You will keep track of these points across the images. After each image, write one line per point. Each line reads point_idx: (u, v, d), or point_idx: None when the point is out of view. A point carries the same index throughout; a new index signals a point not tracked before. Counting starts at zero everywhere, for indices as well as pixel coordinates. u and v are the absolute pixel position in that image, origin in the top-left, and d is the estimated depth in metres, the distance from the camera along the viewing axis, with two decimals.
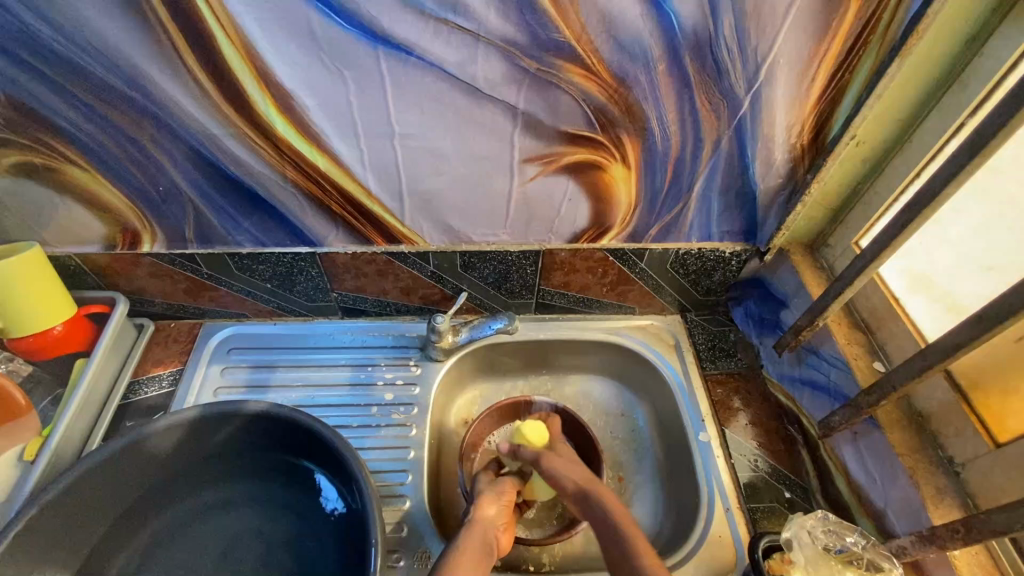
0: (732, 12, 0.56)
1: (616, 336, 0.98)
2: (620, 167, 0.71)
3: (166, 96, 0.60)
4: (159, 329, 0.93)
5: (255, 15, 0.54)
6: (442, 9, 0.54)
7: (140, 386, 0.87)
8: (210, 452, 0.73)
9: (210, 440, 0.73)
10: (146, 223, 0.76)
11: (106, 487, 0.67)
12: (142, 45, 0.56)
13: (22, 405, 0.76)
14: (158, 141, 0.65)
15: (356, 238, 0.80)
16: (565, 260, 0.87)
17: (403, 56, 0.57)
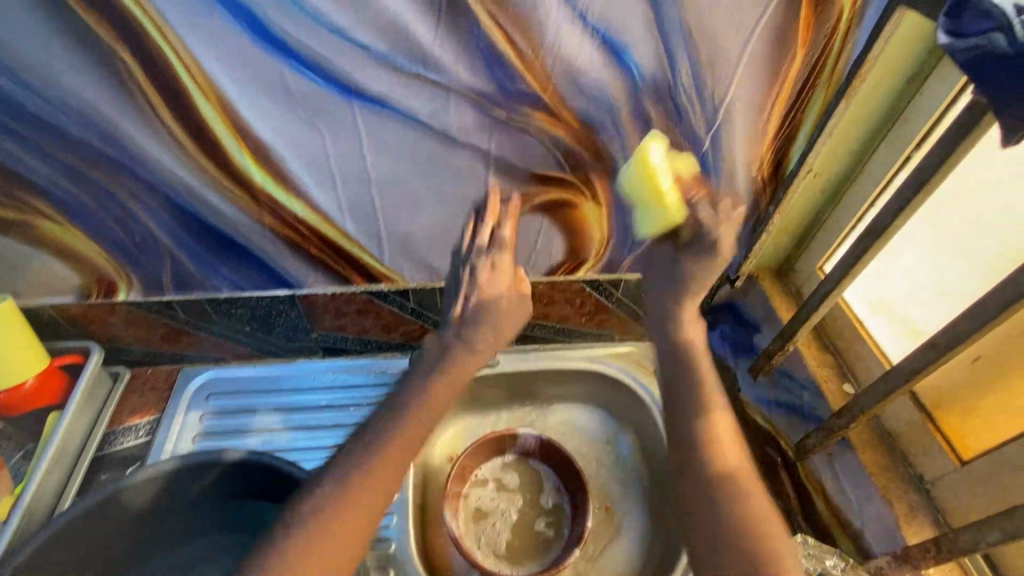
0: (689, 61, 0.59)
1: (596, 364, 0.99)
2: (591, 204, 0.74)
3: (141, 150, 0.61)
4: (136, 377, 0.91)
5: (230, 74, 0.55)
6: (412, 64, 0.56)
7: (116, 436, 0.86)
8: (183, 504, 0.71)
9: (184, 492, 0.70)
10: (123, 273, 0.76)
11: (81, 546, 0.65)
12: (116, 103, 0.56)
13: None
14: (134, 194, 0.65)
15: (335, 280, 0.81)
16: (543, 292, 0.89)
17: (376, 108, 0.59)
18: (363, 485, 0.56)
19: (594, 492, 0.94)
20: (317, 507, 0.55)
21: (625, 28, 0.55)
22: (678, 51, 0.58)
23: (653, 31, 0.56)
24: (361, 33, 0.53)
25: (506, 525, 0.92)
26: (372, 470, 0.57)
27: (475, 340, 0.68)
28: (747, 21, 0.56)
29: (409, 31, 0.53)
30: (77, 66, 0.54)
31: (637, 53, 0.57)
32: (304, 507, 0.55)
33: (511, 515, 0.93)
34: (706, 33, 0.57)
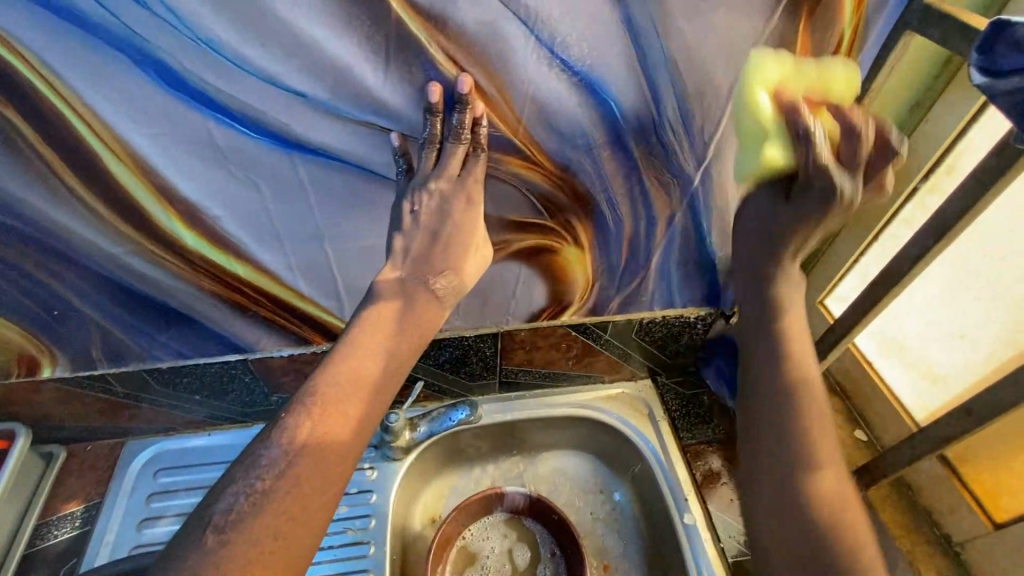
0: (674, 94, 0.52)
1: (588, 410, 0.92)
2: (573, 249, 0.67)
3: (47, 219, 0.52)
4: (73, 455, 0.81)
5: (144, 131, 0.47)
6: (361, 111, 0.48)
7: (49, 528, 0.75)
8: None
9: None
10: (45, 349, 0.66)
11: None
12: (9, 168, 0.48)
13: None
14: (44, 266, 0.56)
15: (292, 342, 0.71)
16: (525, 339, 0.82)
17: (322, 160, 0.51)
18: (285, 505, 0.44)
19: (590, 550, 0.87)
20: (251, 514, 0.43)
21: (601, 62, 0.49)
22: (662, 84, 0.51)
23: (633, 64, 0.49)
24: (296, 78, 0.45)
25: None
26: (300, 476, 0.45)
27: (421, 264, 0.55)
28: (736, 49, 0.50)
29: (353, 74, 0.46)
30: None
31: (616, 88, 0.51)
32: (220, 512, 0.43)
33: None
34: (692, 64, 0.50)
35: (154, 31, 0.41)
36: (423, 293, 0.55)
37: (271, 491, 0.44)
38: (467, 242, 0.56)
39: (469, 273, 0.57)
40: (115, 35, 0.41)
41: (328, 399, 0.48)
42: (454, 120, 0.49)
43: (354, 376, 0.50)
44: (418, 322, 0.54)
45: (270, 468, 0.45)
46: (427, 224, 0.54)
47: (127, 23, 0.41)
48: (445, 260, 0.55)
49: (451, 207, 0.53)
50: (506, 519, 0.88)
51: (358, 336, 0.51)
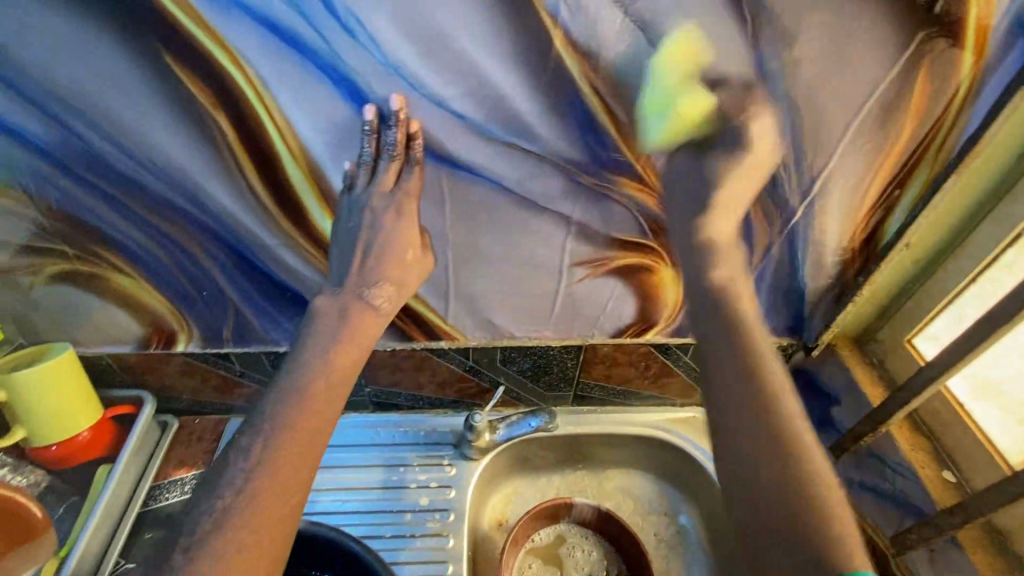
0: (792, 133, 0.56)
1: (658, 432, 0.94)
2: (669, 270, 0.70)
3: (224, 209, 0.59)
4: (183, 427, 0.88)
5: (323, 140, 0.54)
6: (508, 134, 0.54)
7: (162, 491, 0.81)
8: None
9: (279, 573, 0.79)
10: (185, 324, 0.74)
11: None
12: (204, 163, 0.55)
13: (39, 523, 0.66)
14: (207, 250, 0.64)
15: (396, 336, 0.80)
16: (607, 354, 0.85)
17: (464, 174, 0.57)
18: (247, 518, 0.47)
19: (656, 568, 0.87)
20: (212, 533, 0.46)
21: (729, 99, 0.53)
22: (782, 122, 0.55)
23: (757, 104, 0.54)
24: (459, 101, 0.51)
25: None
26: (258, 490, 0.48)
27: (366, 278, 0.57)
28: (856, 94, 0.54)
29: (508, 101, 0.52)
30: (167, 125, 0.52)
31: None
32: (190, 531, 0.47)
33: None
34: (813, 105, 0.54)
35: (353, 56, 0.48)
36: (358, 304, 0.57)
37: (229, 508, 0.47)
38: (400, 253, 0.58)
39: (407, 278, 0.58)
40: (321, 57, 0.48)
41: (283, 423, 0.51)
42: (388, 136, 0.53)
43: (306, 402, 0.52)
44: (358, 331, 0.56)
45: (229, 486, 0.48)
46: (361, 237, 0.56)
47: (333, 48, 0.48)
48: (377, 272, 0.57)
49: (382, 221, 0.56)
50: (574, 531, 0.90)
51: (314, 352, 0.55)
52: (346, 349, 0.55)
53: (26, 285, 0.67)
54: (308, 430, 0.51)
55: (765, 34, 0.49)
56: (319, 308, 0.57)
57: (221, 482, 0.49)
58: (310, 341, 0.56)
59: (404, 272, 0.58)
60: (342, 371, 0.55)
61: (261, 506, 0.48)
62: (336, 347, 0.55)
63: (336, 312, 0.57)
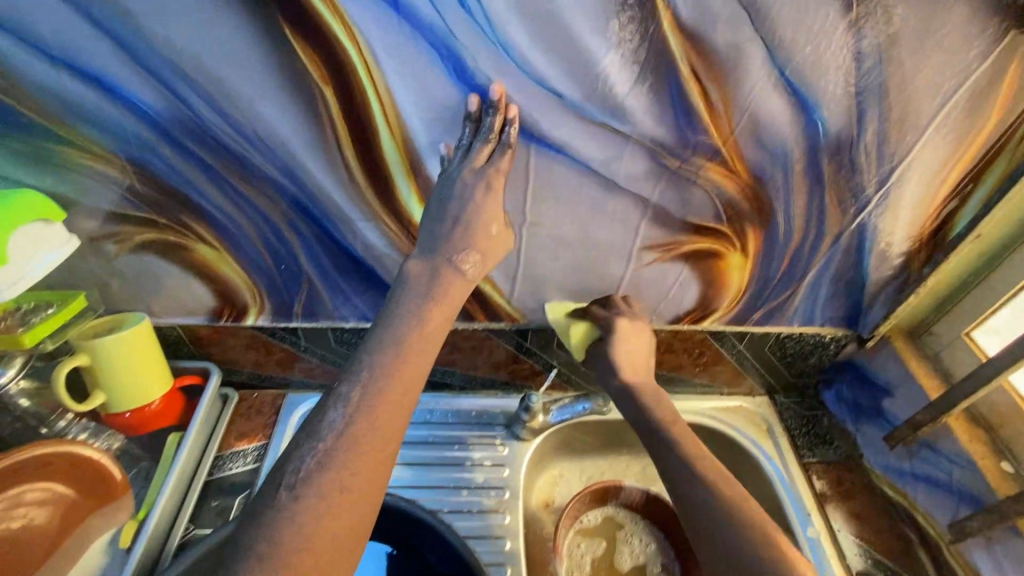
0: (877, 120, 0.57)
1: (716, 423, 0.92)
2: (737, 256, 0.72)
3: (315, 182, 0.60)
4: (243, 400, 0.89)
5: (421, 116, 0.56)
6: (601, 114, 0.55)
7: (225, 461, 0.82)
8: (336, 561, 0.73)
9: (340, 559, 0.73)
10: (257, 297, 0.76)
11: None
12: (305, 137, 0.57)
13: (121, 484, 0.68)
14: (292, 222, 0.65)
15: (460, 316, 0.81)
16: (664, 340, 0.86)
17: (553, 154, 0.59)
18: (350, 461, 0.45)
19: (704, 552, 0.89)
20: (317, 471, 0.45)
21: (821, 86, 0.55)
22: (869, 110, 0.57)
23: (848, 91, 0.55)
24: (559, 81, 0.53)
25: (628, 560, 0.88)
26: (359, 435, 0.47)
27: (457, 247, 0.57)
28: (945, 84, 0.55)
29: (607, 82, 0.53)
30: (276, 98, 0.54)
31: (828, 111, 0.56)
32: (290, 472, 0.44)
33: (637, 556, 0.88)
34: (902, 94, 0.56)
35: (465, 33, 0.50)
36: (448, 268, 0.57)
37: (332, 450, 0.46)
38: (487, 223, 0.58)
39: (492, 250, 0.59)
40: (434, 34, 0.50)
41: (382, 373, 0.50)
42: (486, 121, 0.55)
43: (401, 360, 0.51)
44: (447, 295, 0.56)
45: (330, 430, 0.47)
46: (453, 208, 0.56)
47: (447, 24, 0.49)
48: (467, 240, 0.57)
49: (473, 193, 0.56)
50: (622, 513, 0.92)
51: (408, 310, 0.54)
52: (437, 311, 0.55)
53: (110, 253, 0.68)
54: (405, 383, 0.50)
55: (867, 22, 0.51)
56: (409, 272, 0.57)
57: (321, 426, 0.47)
58: (403, 300, 0.55)
59: (491, 244, 0.59)
60: (432, 331, 0.54)
61: (364, 449, 0.46)
62: (428, 307, 0.55)
63: (425, 276, 0.57)
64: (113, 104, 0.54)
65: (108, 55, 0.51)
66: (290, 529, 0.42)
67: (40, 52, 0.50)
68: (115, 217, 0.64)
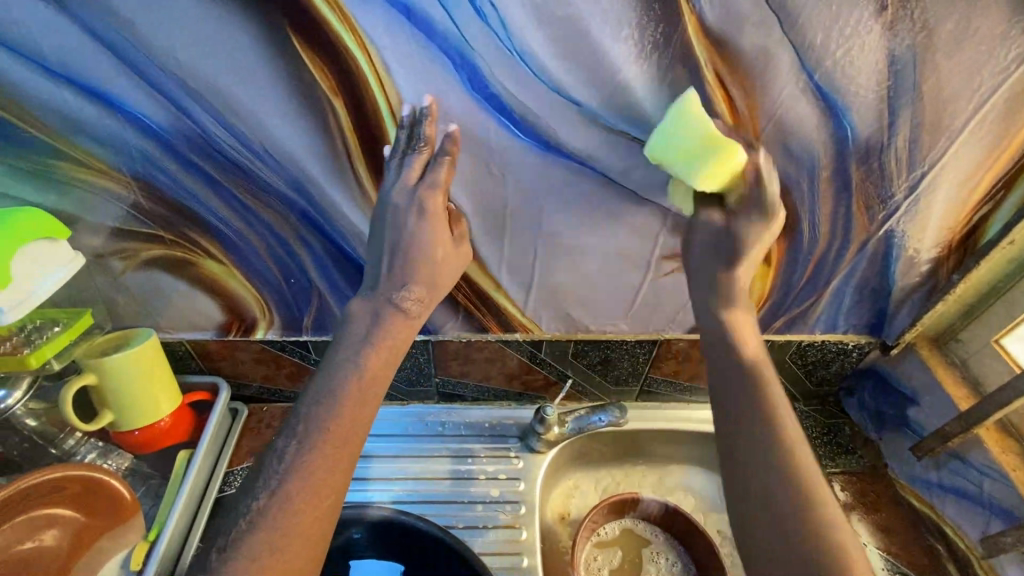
0: (910, 124, 0.55)
1: None
2: (760, 264, 0.69)
3: (326, 196, 0.59)
4: (252, 414, 0.88)
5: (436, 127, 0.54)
6: (622, 123, 0.53)
7: (236, 476, 0.80)
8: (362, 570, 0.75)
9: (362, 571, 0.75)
10: (267, 312, 0.74)
11: None
12: (315, 149, 0.55)
13: (131, 503, 0.66)
14: (303, 238, 0.63)
15: (472, 327, 0.79)
16: (681, 349, 0.83)
17: (571, 164, 0.57)
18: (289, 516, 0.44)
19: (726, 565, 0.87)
20: (247, 532, 0.43)
21: (852, 88, 0.52)
22: (902, 115, 0.54)
23: (879, 95, 0.53)
24: (577, 89, 0.51)
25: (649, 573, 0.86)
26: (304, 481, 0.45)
27: (399, 280, 0.53)
28: (982, 85, 0.53)
29: (628, 89, 0.51)
30: (285, 111, 0.52)
31: (858, 115, 0.54)
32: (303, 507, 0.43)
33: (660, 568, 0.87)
34: (937, 96, 0.53)
35: (481, 41, 0.48)
36: (390, 308, 0.53)
37: (265, 510, 0.44)
38: (435, 252, 0.54)
39: (438, 281, 0.55)
40: (447, 41, 0.48)
41: (316, 426, 0.47)
42: (419, 130, 0.52)
43: (343, 400, 0.48)
44: (391, 338, 0.52)
45: (264, 486, 0.45)
46: (391, 237, 0.53)
47: (462, 33, 0.47)
48: (409, 272, 0.53)
49: (408, 220, 0.52)
50: (641, 526, 0.90)
51: (349, 357, 0.51)
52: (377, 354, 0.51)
53: (116, 270, 0.67)
54: (342, 433, 0.47)
55: (900, 23, 0.48)
56: (352, 314, 0.53)
57: (258, 481, 0.46)
58: (342, 352, 0.51)
59: (439, 272, 0.54)
60: (376, 377, 0.51)
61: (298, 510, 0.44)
62: (368, 353, 0.51)
63: (369, 316, 0.53)
64: (118, 121, 0.52)
65: (110, 69, 0.49)
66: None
67: (41, 68, 0.48)
68: (122, 233, 0.63)
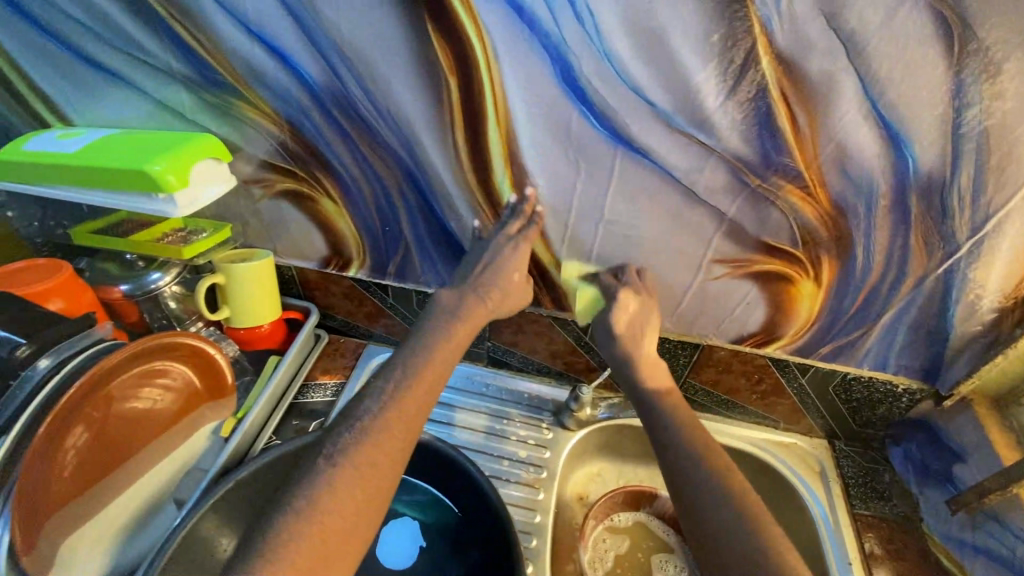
0: (975, 165, 0.57)
1: (760, 452, 0.94)
2: (809, 284, 0.73)
3: (428, 158, 0.71)
4: (331, 341, 1.03)
5: (527, 111, 0.63)
6: (689, 125, 0.60)
7: (310, 389, 0.94)
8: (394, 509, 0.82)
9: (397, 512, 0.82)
10: (361, 253, 0.88)
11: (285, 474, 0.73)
12: (426, 116, 0.66)
13: (230, 386, 0.82)
14: (403, 191, 0.76)
15: (529, 301, 0.88)
16: (723, 359, 0.87)
17: (638, 157, 0.64)
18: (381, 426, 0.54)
19: None
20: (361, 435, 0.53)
21: (915, 121, 0.56)
22: (966, 153, 0.57)
23: (943, 130, 0.56)
24: (654, 91, 0.58)
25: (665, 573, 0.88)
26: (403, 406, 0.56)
27: (484, 281, 0.70)
28: None
29: (699, 97, 0.58)
30: (408, 81, 0.64)
31: (920, 148, 0.57)
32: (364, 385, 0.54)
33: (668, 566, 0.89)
34: (1005, 139, 0.55)
35: (577, 40, 0.56)
36: (474, 297, 0.69)
37: (367, 428, 0.53)
38: (511, 272, 0.71)
39: (513, 293, 0.72)
40: (550, 38, 0.57)
41: (414, 368, 0.61)
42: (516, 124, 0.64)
43: (426, 364, 0.61)
44: (470, 317, 0.68)
45: (368, 412, 0.55)
46: (487, 258, 0.71)
47: (561, 31, 0.56)
48: (493, 282, 0.70)
49: (504, 250, 0.71)
50: (655, 522, 0.94)
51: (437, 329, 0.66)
52: (461, 327, 0.67)
53: (257, 196, 0.83)
54: (429, 382, 0.60)
55: (969, 64, 0.52)
56: (441, 300, 0.69)
57: (359, 410, 0.56)
58: (433, 321, 0.67)
59: (511, 291, 0.71)
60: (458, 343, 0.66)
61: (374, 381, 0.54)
62: (455, 325, 0.67)
63: (453, 304, 0.69)
64: (285, 73, 0.66)
65: (289, 31, 0.63)
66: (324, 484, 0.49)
67: (241, 24, 0.63)
68: (267, 165, 0.78)
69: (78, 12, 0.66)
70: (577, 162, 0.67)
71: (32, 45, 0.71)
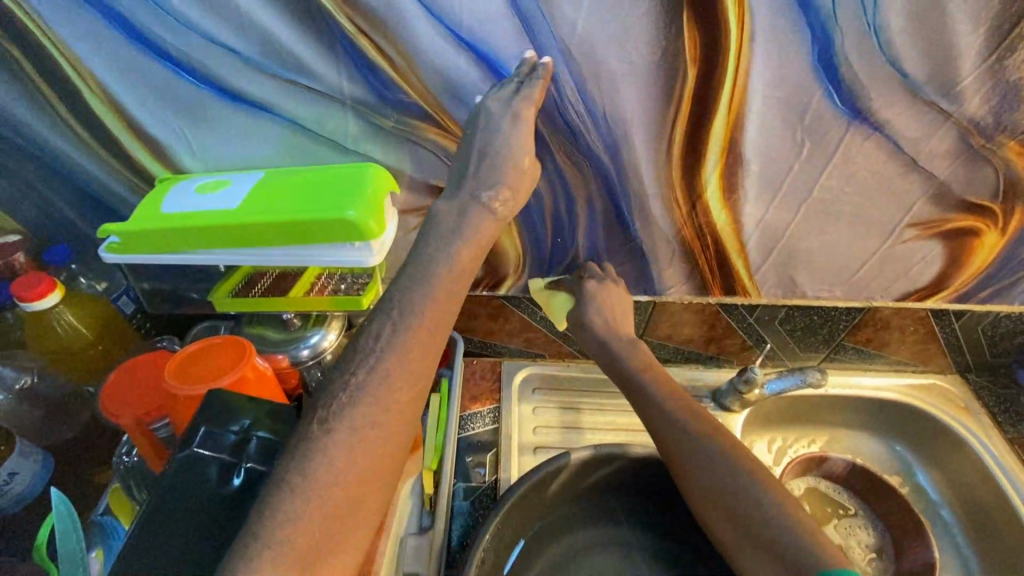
0: None
1: (908, 397, 0.98)
2: (994, 234, 0.75)
3: (632, 158, 0.65)
4: (466, 365, 0.97)
5: (765, 97, 0.60)
6: (935, 94, 0.60)
7: (467, 421, 0.89)
8: (573, 517, 0.78)
9: (575, 527, 0.78)
10: (518, 271, 0.82)
11: (514, 516, 0.72)
12: (647, 115, 0.62)
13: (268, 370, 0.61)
14: (590, 198, 0.70)
15: (696, 289, 0.84)
16: (883, 317, 0.89)
17: (869, 131, 0.63)
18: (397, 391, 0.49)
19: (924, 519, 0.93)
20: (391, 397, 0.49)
21: None
22: None
23: None
24: (912, 64, 0.57)
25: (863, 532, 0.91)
26: (390, 371, 0.49)
27: (483, 180, 0.58)
28: None
29: (953, 65, 0.57)
30: (639, 79, 0.59)
31: None
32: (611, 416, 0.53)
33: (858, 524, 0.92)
34: None
35: (847, 16, 0.54)
36: (476, 205, 0.58)
37: (363, 385, 0.48)
38: (516, 161, 0.58)
39: (520, 184, 0.59)
40: (819, 16, 0.54)
41: (412, 310, 0.52)
42: (750, 111, 0.61)
43: (432, 309, 0.53)
44: (478, 235, 0.57)
45: (361, 365, 0.49)
46: (478, 144, 0.57)
47: (833, 8, 0.54)
48: (497, 174, 0.58)
49: (500, 130, 0.56)
50: (824, 484, 0.97)
51: (436, 249, 0.56)
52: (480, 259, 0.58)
53: (410, 226, 0.73)
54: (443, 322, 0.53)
55: None
56: (438, 213, 0.58)
57: (354, 359, 0.50)
58: (434, 241, 0.57)
59: (520, 179, 0.59)
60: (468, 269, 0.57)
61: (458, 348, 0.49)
62: (460, 246, 0.56)
63: (454, 214, 0.58)
64: (490, 83, 0.59)
65: (509, 34, 0.56)
66: (323, 464, 0.45)
67: (451, 33, 0.55)
68: (433, 189, 0.69)
69: (231, 38, 0.56)
70: (801, 143, 0.64)
71: (159, 85, 0.59)
